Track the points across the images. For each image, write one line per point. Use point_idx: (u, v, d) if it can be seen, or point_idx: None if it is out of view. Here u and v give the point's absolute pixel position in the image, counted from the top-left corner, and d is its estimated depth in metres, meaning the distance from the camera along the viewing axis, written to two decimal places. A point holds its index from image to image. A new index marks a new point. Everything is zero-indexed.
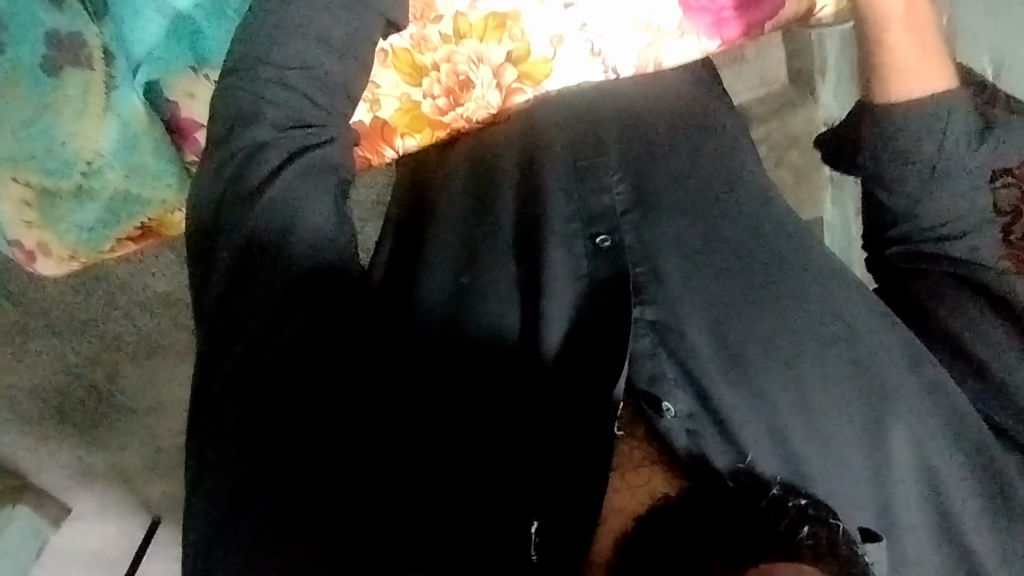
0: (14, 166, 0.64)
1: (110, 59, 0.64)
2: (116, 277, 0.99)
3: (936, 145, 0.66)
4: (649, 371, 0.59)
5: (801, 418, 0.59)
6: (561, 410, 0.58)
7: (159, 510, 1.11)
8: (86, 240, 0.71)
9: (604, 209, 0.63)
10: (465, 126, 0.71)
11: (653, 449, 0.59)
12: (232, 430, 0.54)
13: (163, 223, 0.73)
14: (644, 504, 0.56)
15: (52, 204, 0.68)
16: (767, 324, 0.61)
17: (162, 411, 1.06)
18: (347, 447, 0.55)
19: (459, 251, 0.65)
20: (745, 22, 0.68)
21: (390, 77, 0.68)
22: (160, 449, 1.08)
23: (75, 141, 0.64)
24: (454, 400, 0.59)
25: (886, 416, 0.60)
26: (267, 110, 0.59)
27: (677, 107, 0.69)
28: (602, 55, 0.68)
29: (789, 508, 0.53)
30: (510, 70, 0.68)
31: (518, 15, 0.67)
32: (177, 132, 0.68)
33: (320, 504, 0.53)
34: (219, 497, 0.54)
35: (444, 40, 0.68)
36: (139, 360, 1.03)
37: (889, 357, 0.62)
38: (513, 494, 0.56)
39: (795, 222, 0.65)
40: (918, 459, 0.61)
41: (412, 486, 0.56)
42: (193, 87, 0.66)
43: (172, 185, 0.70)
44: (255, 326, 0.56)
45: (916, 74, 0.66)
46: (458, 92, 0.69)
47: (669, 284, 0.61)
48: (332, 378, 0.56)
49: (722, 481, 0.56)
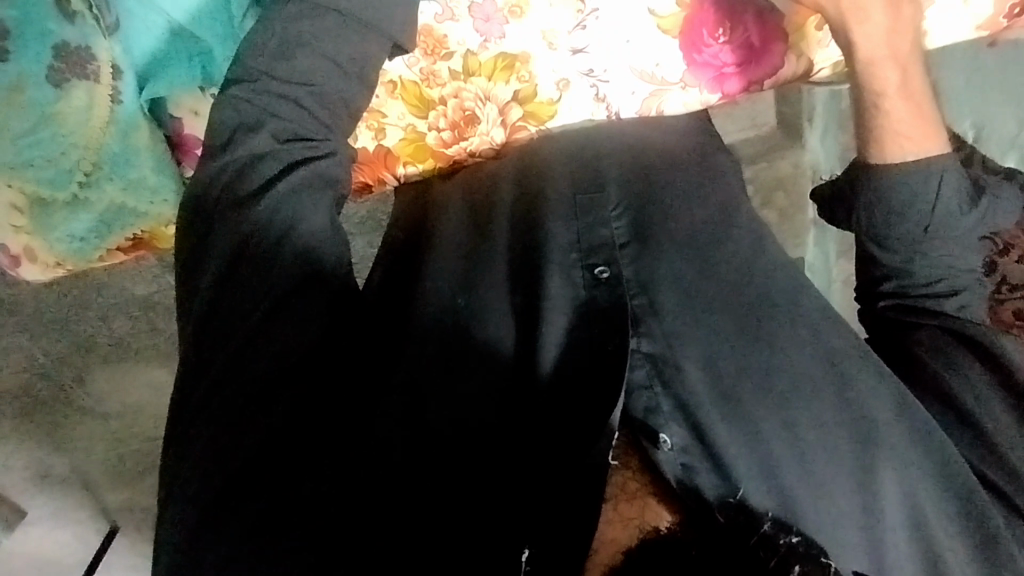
0: (10, 173, 0.63)
1: (119, 75, 0.63)
2: (93, 279, 1.01)
3: (930, 208, 0.68)
4: (644, 404, 0.61)
5: (794, 457, 0.58)
6: (552, 439, 0.58)
7: (118, 516, 1.05)
8: (77, 249, 0.71)
9: (603, 241, 0.64)
10: (467, 160, 0.72)
11: (646, 479, 0.60)
12: (212, 435, 0.53)
13: (156, 235, 0.73)
14: (635, 536, 0.57)
15: (46, 212, 0.67)
16: (764, 364, 0.60)
17: (136, 415, 1.05)
18: (332, 461, 0.52)
19: (460, 271, 0.65)
20: (746, 78, 0.71)
21: (397, 107, 0.69)
22: (122, 453, 1.05)
23: (77, 152, 0.64)
24: (444, 418, 0.58)
25: (876, 461, 0.59)
26: (271, 118, 0.60)
27: (681, 146, 0.71)
28: (606, 101, 0.71)
29: (780, 545, 0.55)
30: (516, 108, 0.71)
31: (529, 57, 0.69)
32: (179, 148, 0.69)
33: (303, 523, 0.50)
34: (191, 501, 0.52)
35: (453, 76, 0.69)
36: (110, 362, 1.03)
37: (878, 402, 0.61)
38: (505, 517, 0.55)
39: (790, 262, 0.66)
40: (912, 507, 0.59)
41: (399, 505, 0.54)
42: (198, 105, 0.68)
43: (170, 201, 0.70)
44: (242, 333, 0.56)
45: (911, 138, 0.68)
46: (464, 127, 0.71)
47: (666, 318, 0.62)
48: (320, 387, 0.55)
49: (712, 515, 0.58)
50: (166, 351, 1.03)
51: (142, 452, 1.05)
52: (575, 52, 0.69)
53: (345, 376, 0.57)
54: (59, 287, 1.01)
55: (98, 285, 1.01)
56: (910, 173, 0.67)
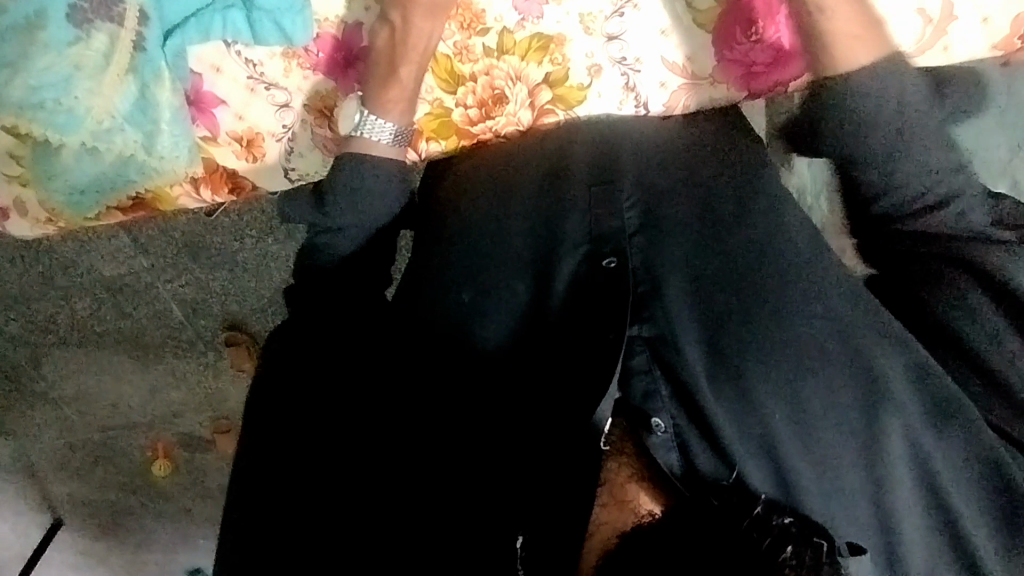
0: (21, 113, 0.62)
1: (145, 21, 0.63)
2: (59, 256, 1.00)
3: (899, 111, 0.62)
4: (644, 388, 0.59)
5: (798, 435, 0.59)
6: (550, 430, 0.60)
7: (61, 512, 1.16)
8: (75, 203, 0.71)
9: (614, 230, 0.65)
10: (491, 138, 0.73)
11: (640, 464, 0.57)
12: (258, 446, 0.66)
13: (158, 197, 0.71)
14: (631, 521, 0.55)
15: (45, 162, 0.67)
16: (786, 350, 0.61)
17: (95, 403, 1.09)
18: (341, 472, 0.64)
19: (476, 254, 0.68)
20: (772, 79, 0.70)
21: (426, 80, 0.70)
22: (73, 443, 1.12)
23: (90, 99, 0.63)
24: (443, 425, 0.64)
25: (888, 425, 0.59)
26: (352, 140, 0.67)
27: (707, 138, 0.70)
28: (636, 90, 0.72)
29: (774, 526, 0.52)
30: (545, 91, 0.71)
31: (564, 40, 0.69)
32: (195, 105, 0.67)
33: (328, 517, 0.63)
34: (244, 501, 0.65)
35: (487, 53, 0.70)
36: (69, 345, 1.06)
37: (893, 372, 0.61)
38: (500, 508, 0.58)
39: (803, 266, 0.64)
40: (919, 469, 0.60)
41: (405, 504, 0.63)
42: (221, 62, 0.66)
43: (182, 157, 0.69)
44: (283, 358, 0.69)
45: (861, 40, 0.63)
46: (491, 105, 0.72)
47: (668, 303, 0.62)
48: (334, 400, 0.67)
49: (706, 501, 0.56)
50: (130, 336, 1.05)
51: (95, 442, 1.12)
52: (610, 38, 0.70)
53: (351, 396, 0.66)
54: (29, 260, 1.01)
55: (66, 262, 1.00)
56: (870, 79, 0.62)
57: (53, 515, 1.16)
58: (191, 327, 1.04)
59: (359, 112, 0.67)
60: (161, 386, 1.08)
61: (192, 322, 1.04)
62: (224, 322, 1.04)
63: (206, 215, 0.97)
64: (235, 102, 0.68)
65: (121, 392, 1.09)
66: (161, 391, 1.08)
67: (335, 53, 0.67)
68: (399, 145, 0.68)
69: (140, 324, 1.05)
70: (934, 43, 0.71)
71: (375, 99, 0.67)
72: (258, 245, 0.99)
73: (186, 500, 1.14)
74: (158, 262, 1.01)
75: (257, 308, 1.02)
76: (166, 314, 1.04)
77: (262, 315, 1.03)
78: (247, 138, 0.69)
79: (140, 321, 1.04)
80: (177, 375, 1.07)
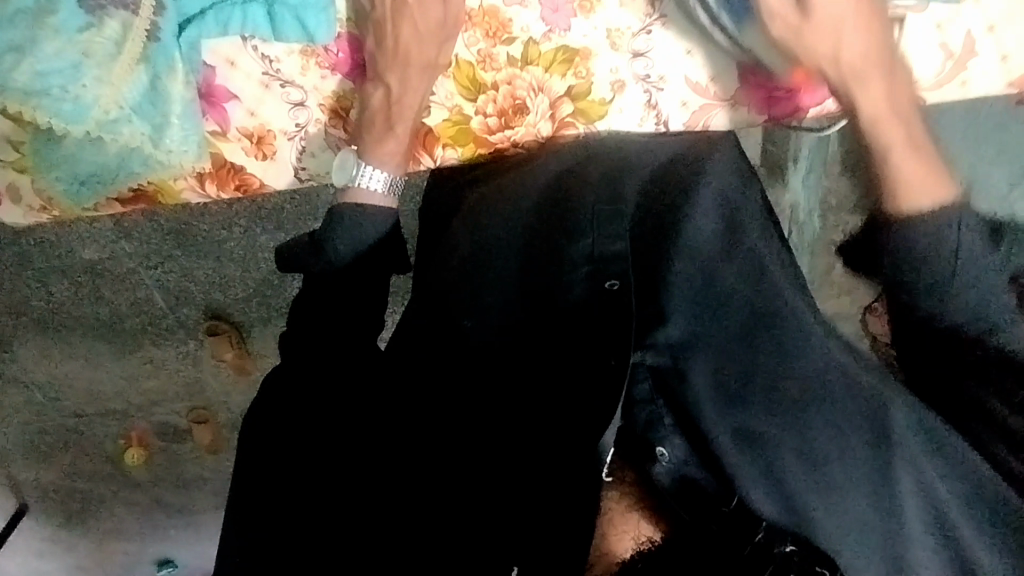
0: (24, 100, 0.60)
1: (161, 11, 0.61)
2: (31, 237, 0.98)
3: (952, 258, 0.62)
4: (646, 416, 0.61)
5: (806, 466, 0.58)
6: (557, 457, 0.59)
7: (23, 496, 1.21)
8: (74, 192, 0.68)
9: (618, 254, 0.63)
10: (509, 148, 0.72)
11: (639, 493, 0.62)
12: (264, 446, 0.64)
13: (162, 189, 0.70)
14: (631, 547, 0.60)
15: (48, 147, 0.66)
16: (790, 384, 0.60)
17: (67, 388, 1.13)
18: (341, 493, 0.63)
19: (481, 271, 0.67)
20: (794, 104, 0.71)
21: (447, 86, 0.69)
22: (43, 425, 1.16)
23: (97, 88, 0.60)
24: (447, 442, 0.63)
25: (892, 456, 0.58)
26: (347, 186, 0.68)
27: (727, 162, 0.70)
28: (657, 109, 0.72)
29: (775, 554, 0.56)
30: (567, 104, 0.71)
31: (590, 54, 0.69)
32: (207, 98, 0.66)
33: (333, 526, 0.62)
34: (243, 503, 0.63)
35: (510, 62, 0.68)
36: (42, 326, 1.07)
37: (903, 405, 0.59)
38: (502, 532, 0.60)
39: (797, 298, 0.64)
40: (927, 501, 0.58)
41: (406, 523, 0.62)
42: (236, 56, 0.65)
43: (191, 152, 0.67)
44: (294, 355, 0.66)
45: (921, 187, 0.64)
46: (511, 115, 0.71)
47: (674, 327, 0.62)
48: (345, 403, 0.64)
49: (705, 526, 0.58)
50: (105, 322, 1.07)
51: (63, 424, 1.16)
52: (636, 55, 0.69)
53: (355, 413, 0.64)
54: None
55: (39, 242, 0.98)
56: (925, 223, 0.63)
57: (16, 498, 1.21)
58: (172, 316, 1.07)
59: (356, 166, 0.68)
60: (137, 372, 1.12)
61: (175, 310, 1.07)
62: (203, 312, 1.07)
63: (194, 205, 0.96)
64: (247, 98, 0.67)
65: (91, 378, 1.12)
66: (137, 380, 1.12)
67: (354, 53, 0.66)
68: (391, 198, 0.69)
69: (117, 308, 1.06)
70: (953, 78, 0.72)
71: (370, 151, 0.68)
72: (246, 236, 1.00)
73: (155, 488, 1.24)
74: (140, 249, 1.00)
75: (236, 298, 1.07)
76: (146, 302, 1.06)
77: (242, 305, 1.06)
78: (257, 135, 0.68)
79: (117, 306, 1.06)
80: (156, 363, 1.11)
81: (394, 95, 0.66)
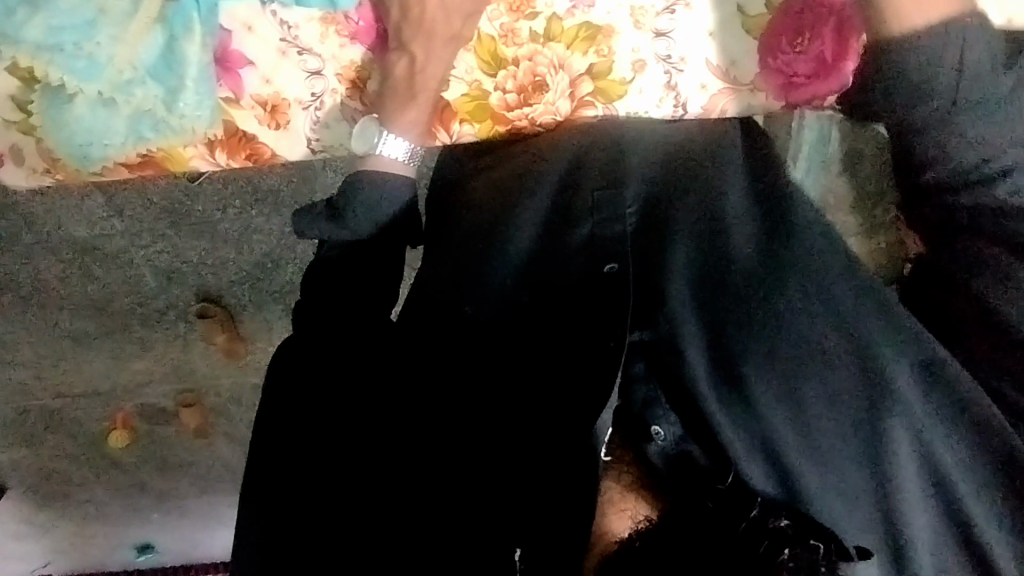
0: (39, 55, 0.62)
1: None
2: (21, 211, 0.97)
3: (954, 81, 0.58)
4: (643, 395, 0.59)
5: (801, 437, 0.58)
6: (552, 436, 0.57)
7: (5, 479, 1.19)
8: (80, 156, 0.67)
9: (616, 236, 0.64)
10: (527, 126, 0.72)
11: (636, 473, 0.58)
12: (279, 414, 0.66)
13: (169, 156, 0.68)
14: (628, 527, 0.56)
15: (55, 109, 0.65)
16: (787, 356, 0.60)
17: (50, 366, 1.10)
18: (342, 470, 0.63)
19: (489, 241, 0.68)
20: (812, 91, 0.70)
21: (468, 61, 0.69)
22: (26, 409, 1.13)
23: (112, 47, 0.62)
24: (438, 416, 0.63)
25: (892, 427, 0.58)
26: (367, 154, 0.67)
27: (734, 150, 0.73)
28: (676, 90, 0.71)
29: (770, 528, 0.53)
30: (587, 83, 0.70)
31: (612, 32, 0.69)
32: (222, 64, 0.65)
33: (337, 492, 0.62)
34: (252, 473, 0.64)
35: (533, 38, 0.68)
36: (28, 305, 1.05)
37: (900, 371, 0.60)
38: (501, 509, 0.57)
39: (809, 275, 0.64)
40: (928, 472, 0.58)
41: (407, 500, 0.61)
42: (253, 21, 0.64)
43: (202, 118, 0.66)
44: (308, 324, 0.68)
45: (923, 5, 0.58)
46: (531, 92, 0.70)
47: (673, 311, 0.61)
48: (354, 370, 0.66)
49: (703, 504, 0.55)
50: (93, 301, 1.06)
51: (48, 408, 1.14)
52: (658, 35, 0.69)
53: (358, 388, 0.65)
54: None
55: (28, 218, 0.97)
56: (926, 40, 0.58)
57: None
58: (164, 295, 1.07)
59: (378, 135, 0.67)
60: (126, 352, 1.11)
61: (165, 290, 1.06)
62: (196, 293, 1.07)
63: (186, 182, 0.97)
64: (264, 65, 0.66)
65: (80, 360, 1.11)
66: (125, 360, 1.11)
67: (377, 23, 0.66)
68: (410, 167, 0.67)
69: (108, 287, 1.05)
70: None
71: (390, 118, 0.66)
72: (240, 217, 1.01)
73: (140, 472, 1.23)
74: (131, 228, 1.01)
75: (230, 281, 1.06)
76: (136, 282, 1.05)
77: (236, 289, 1.07)
78: (271, 103, 0.67)
79: (108, 284, 1.05)
80: (144, 344, 1.10)
81: (418, 63, 0.64)
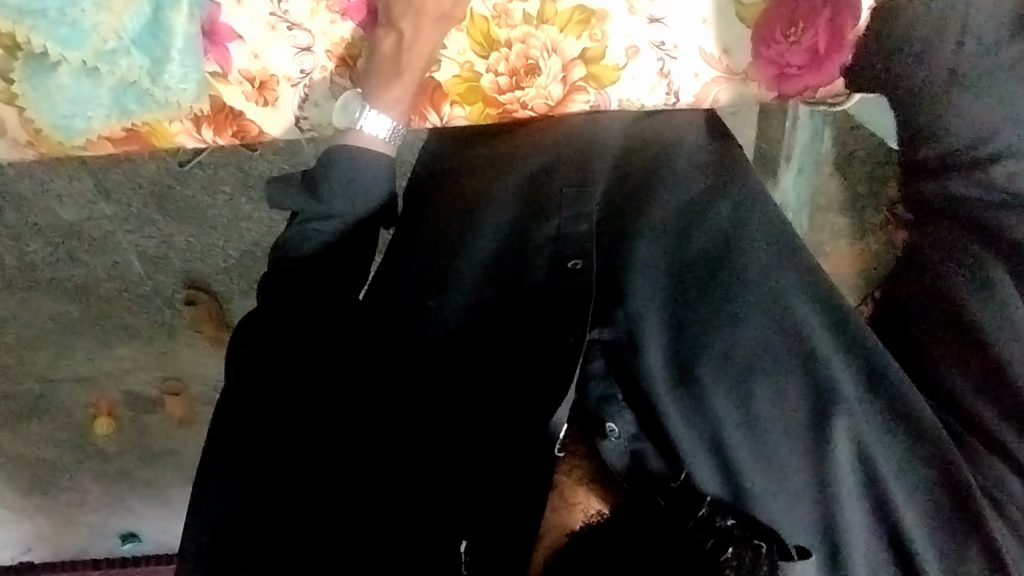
0: (21, 21, 0.61)
1: None
2: (12, 191, 0.99)
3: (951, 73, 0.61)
4: (600, 391, 0.58)
5: (746, 437, 0.57)
6: (508, 426, 0.57)
7: None
8: (62, 128, 0.67)
9: (582, 233, 0.64)
10: (518, 109, 0.71)
11: (591, 468, 0.58)
12: (228, 398, 0.63)
13: (155, 131, 0.68)
14: (580, 520, 0.56)
15: (37, 78, 0.64)
16: (736, 349, 0.59)
17: (36, 348, 1.10)
18: (284, 458, 0.60)
19: (457, 238, 0.70)
20: (805, 83, 0.71)
21: (460, 42, 0.68)
22: (10, 392, 1.13)
23: (97, 15, 0.62)
24: (387, 407, 0.61)
25: (833, 426, 0.56)
26: (349, 132, 0.67)
27: (710, 146, 0.73)
28: (669, 78, 0.71)
29: (717, 527, 0.52)
30: (579, 68, 0.70)
31: (606, 17, 0.68)
32: (210, 37, 0.65)
33: (274, 483, 0.59)
34: (207, 457, 0.62)
35: (526, 20, 0.68)
36: (13, 287, 1.05)
37: (846, 372, 0.59)
38: (444, 507, 0.58)
39: (782, 273, 0.63)
40: (867, 474, 0.56)
41: (348, 496, 0.59)
42: None
43: (189, 91, 0.66)
44: (272, 312, 0.65)
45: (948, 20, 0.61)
46: (523, 75, 0.70)
47: (631, 306, 0.60)
48: (309, 357, 0.63)
49: (653, 500, 0.55)
50: (80, 285, 1.05)
51: (31, 393, 1.13)
52: (652, 20, 0.69)
53: (306, 373, 0.63)
54: None
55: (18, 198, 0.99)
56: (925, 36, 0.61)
57: None
58: (150, 282, 1.05)
59: (360, 108, 0.66)
60: (110, 339, 1.10)
61: (153, 276, 1.05)
62: (184, 280, 1.06)
63: (177, 167, 0.98)
64: (252, 39, 0.65)
65: (64, 344, 1.10)
66: (108, 346, 1.10)
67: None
68: (392, 145, 0.67)
69: (95, 272, 1.05)
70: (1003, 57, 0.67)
71: (374, 93, 0.66)
72: (229, 204, 1.00)
73: (123, 462, 1.19)
74: (118, 212, 1.01)
75: (218, 269, 1.05)
76: (124, 267, 1.04)
77: (224, 276, 1.05)
78: (259, 80, 0.67)
79: (95, 269, 1.05)
80: (130, 331, 1.09)
81: (405, 43, 0.64)
